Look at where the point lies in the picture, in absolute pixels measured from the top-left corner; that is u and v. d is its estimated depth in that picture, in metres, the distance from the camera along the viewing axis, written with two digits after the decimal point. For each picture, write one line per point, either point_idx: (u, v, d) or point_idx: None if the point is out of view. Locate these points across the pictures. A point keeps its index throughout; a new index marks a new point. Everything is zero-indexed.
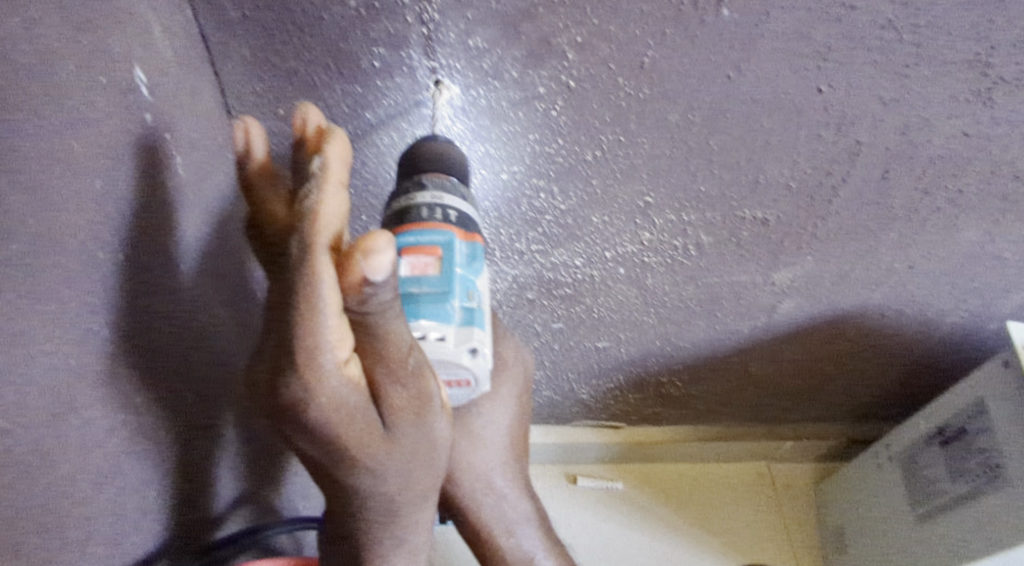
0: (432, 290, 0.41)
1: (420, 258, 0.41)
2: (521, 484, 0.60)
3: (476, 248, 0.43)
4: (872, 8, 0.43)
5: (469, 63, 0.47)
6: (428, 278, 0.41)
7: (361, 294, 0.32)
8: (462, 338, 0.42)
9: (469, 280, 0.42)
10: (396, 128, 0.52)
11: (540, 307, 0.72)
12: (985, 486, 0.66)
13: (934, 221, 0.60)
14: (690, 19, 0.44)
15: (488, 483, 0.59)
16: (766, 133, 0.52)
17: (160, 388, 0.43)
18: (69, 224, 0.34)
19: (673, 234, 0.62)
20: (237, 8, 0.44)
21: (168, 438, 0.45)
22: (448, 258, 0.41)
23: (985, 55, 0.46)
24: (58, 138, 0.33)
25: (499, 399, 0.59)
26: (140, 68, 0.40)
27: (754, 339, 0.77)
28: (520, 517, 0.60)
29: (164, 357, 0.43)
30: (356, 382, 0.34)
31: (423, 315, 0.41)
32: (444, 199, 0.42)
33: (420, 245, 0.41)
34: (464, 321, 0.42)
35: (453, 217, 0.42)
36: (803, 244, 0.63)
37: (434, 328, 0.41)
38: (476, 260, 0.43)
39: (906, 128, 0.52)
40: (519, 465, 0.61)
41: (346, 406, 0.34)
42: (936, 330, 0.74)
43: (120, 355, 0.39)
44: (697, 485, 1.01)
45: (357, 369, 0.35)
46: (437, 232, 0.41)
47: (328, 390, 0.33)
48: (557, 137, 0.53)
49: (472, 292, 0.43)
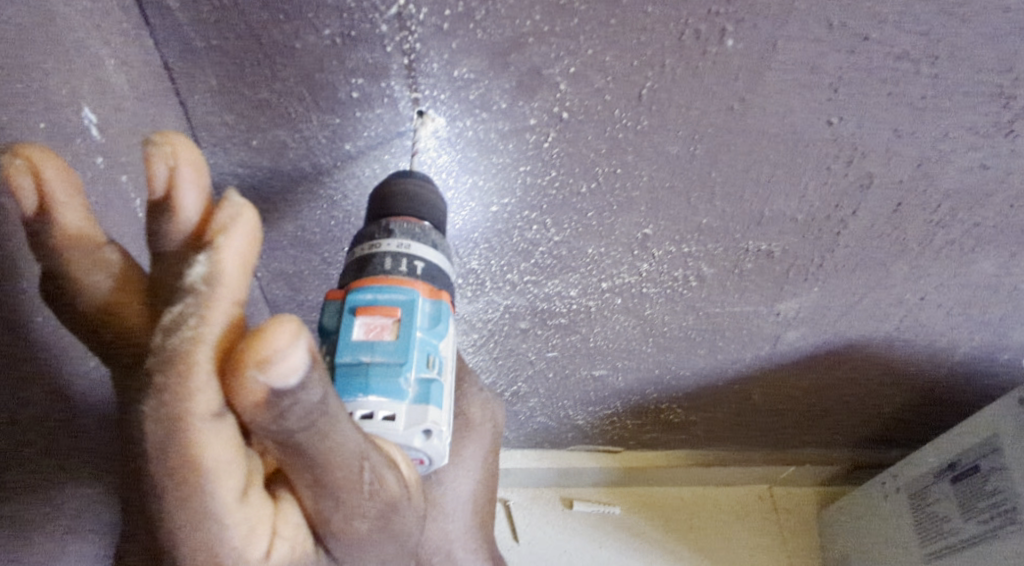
0: (385, 359, 0.36)
1: (377, 320, 0.37)
2: (484, 553, 0.57)
3: (441, 308, 0.39)
4: (889, 38, 0.40)
5: (454, 95, 0.44)
6: (382, 344, 0.37)
7: (268, 414, 0.25)
8: (415, 418, 0.36)
9: (429, 346, 0.38)
10: (377, 160, 0.49)
11: (534, 336, 0.69)
12: (1000, 529, 0.63)
13: (947, 254, 0.57)
14: (691, 50, 0.41)
15: (448, 556, 0.56)
16: (773, 165, 0.49)
17: (79, 456, 0.40)
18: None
19: (673, 266, 0.59)
20: (202, 38, 0.41)
21: (91, 504, 0.41)
22: (407, 321, 0.37)
23: (1008, 87, 0.43)
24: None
25: (462, 462, 0.56)
26: (88, 107, 0.37)
27: (757, 368, 0.74)
28: None
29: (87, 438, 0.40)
30: (290, 550, 0.28)
31: (372, 390, 0.36)
32: (411, 248, 0.40)
33: (377, 304, 0.38)
34: (419, 398, 0.36)
35: (419, 269, 0.39)
36: (810, 275, 0.60)
37: (384, 405, 0.36)
38: (441, 322, 0.39)
39: (922, 161, 0.49)
40: (483, 534, 0.58)
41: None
42: (947, 360, 0.71)
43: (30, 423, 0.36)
44: (695, 511, 0.98)
45: (288, 531, 0.28)
46: (399, 290, 0.38)
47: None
48: (549, 169, 0.49)
49: (432, 360, 0.38)
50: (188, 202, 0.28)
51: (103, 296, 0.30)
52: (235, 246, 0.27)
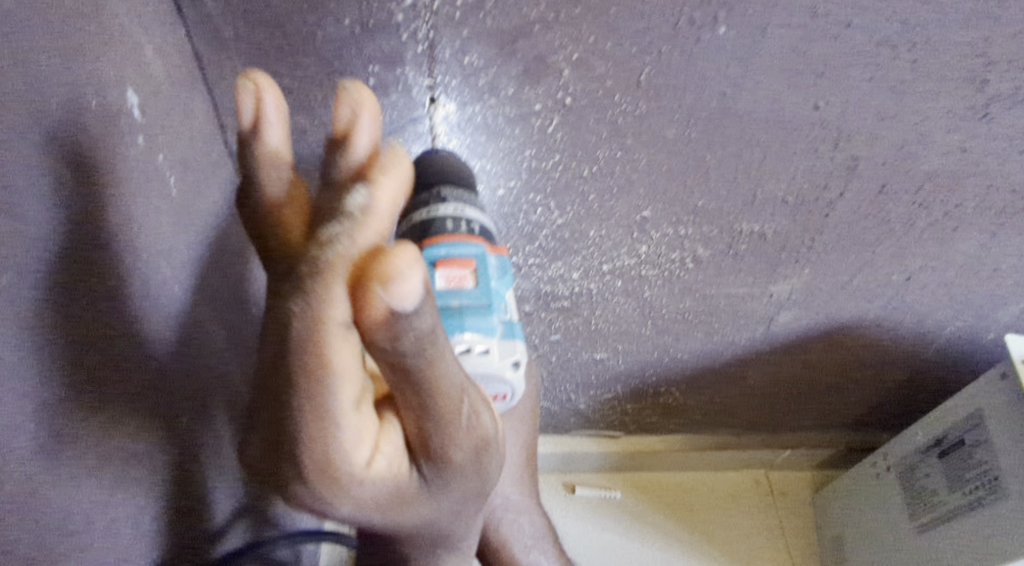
0: (473, 302, 0.40)
1: (457, 271, 0.40)
2: (530, 500, 0.64)
3: (504, 261, 0.44)
4: (868, 25, 0.43)
5: (464, 81, 0.47)
6: (467, 290, 0.40)
7: (388, 337, 0.26)
8: (506, 350, 0.41)
9: (500, 293, 0.42)
10: (391, 145, 0.52)
11: (538, 319, 0.72)
12: (985, 499, 0.66)
13: (930, 234, 0.60)
14: (686, 36, 0.44)
15: (505, 505, 0.62)
16: (764, 148, 0.52)
17: (155, 415, 0.42)
18: (55, 248, 0.33)
19: (671, 248, 0.62)
20: (231, 27, 0.43)
21: (160, 468, 0.44)
22: (483, 271, 0.41)
23: (981, 72, 0.46)
24: (39, 159, 0.33)
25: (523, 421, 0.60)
26: (134, 89, 0.40)
27: (751, 351, 0.77)
28: (535, 537, 0.63)
29: (150, 398, 0.42)
30: (389, 466, 0.30)
31: (466, 328, 0.40)
32: (466, 211, 0.43)
33: (454, 257, 0.41)
34: (504, 334, 0.42)
35: (478, 229, 0.43)
36: (801, 257, 0.63)
37: (478, 341, 0.40)
38: (506, 274, 0.43)
39: (903, 143, 0.52)
40: (530, 486, 0.63)
41: (378, 498, 0.30)
42: (933, 340, 0.74)
43: (114, 381, 0.38)
44: (694, 494, 1.01)
45: (388, 450, 0.30)
46: (469, 244, 0.41)
47: (352, 492, 0.29)
48: (553, 153, 0.52)
49: (504, 305, 0.43)
50: (361, 142, 0.33)
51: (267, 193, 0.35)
52: (389, 189, 0.29)
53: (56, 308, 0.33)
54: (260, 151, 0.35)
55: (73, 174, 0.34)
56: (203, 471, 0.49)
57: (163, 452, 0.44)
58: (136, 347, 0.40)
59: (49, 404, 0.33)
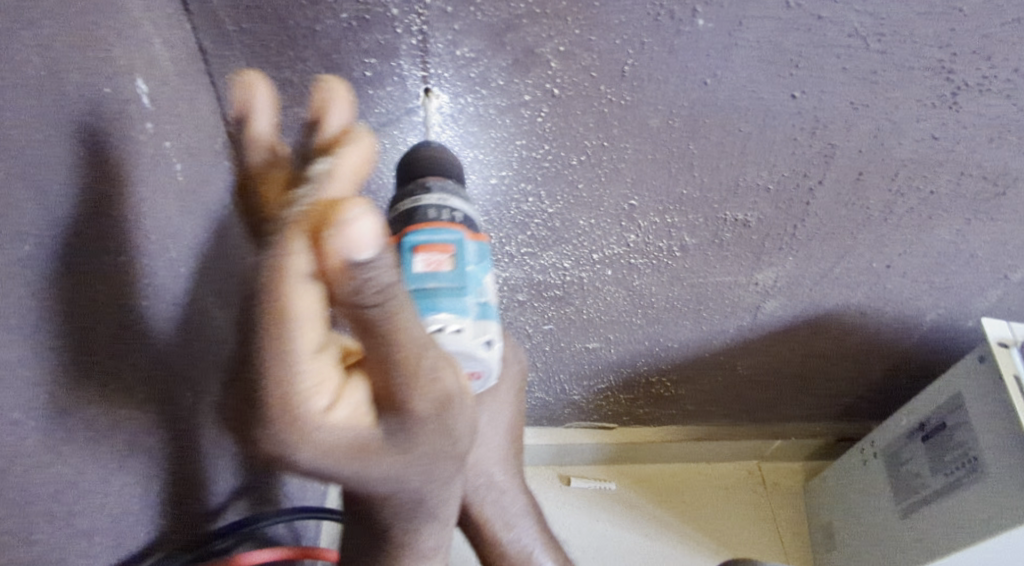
0: (448, 285, 0.43)
1: (435, 255, 0.43)
2: (518, 482, 0.64)
3: (483, 248, 0.46)
4: (839, 17, 0.45)
5: (457, 73, 0.49)
6: (444, 274, 0.43)
7: (345, 279, 0.30)
8: (479, 330, 0.43)
9: (478, 278, 0.45)
10: (387, 136, 0.54)
11: (531, 309, 0.74)
12: (965, 478, 0.68)
13: (907, 222, 0.63)
14: (667, 28, 0.46)
15: (490, 483, 0.63)
16: (744, 137, 0.54)
17: (160, 391, 0.44)
18: (65, 224, 0.35)
19: (658, 236, 0.64)
20: (235, 22, 0.46)
21: (164, 443, 0.46)
22: (460, 256, 0.44)
23: (948, 62, 0.48)
24: (52, 139, 0.35)
25: (499, 399, 0.64)
26: (144, 79, 0.42)
27: (739, 339, 0.79)
28: (519, 513, 0.63)
29: (157, 373, 0.44)
30: (350, 415, 0.33)
31: (441, 308, 0.42)
32: (449, 201, 0.45)
33: (433, 243, 0.43)
34: (478, 315, 0.44)
35: (460, 218, 0.45)
36: (784, 245, 0.65)
37: (453, 321, 0.42)
38: (484, 259, 0.46)
39: (877, 132, 0.54)
40: (517, 466, 0.65)
41: (340, 446, 0.33)
42: (916, 327, 0.77)
43: (123, 354, 0.40)
44: (687, 485, 1.03)
45: (350, 402, 0.33)
46: (448, 231, 0.44)
47: (313, 435, 0.32)
48: (543, 143, 0.55)
49: (482, 290, 0.45)
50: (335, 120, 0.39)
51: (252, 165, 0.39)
52: (352, 158, 0.34)
53: (64, 279, 0.35)
54: (248, 132, 0.39)
55: (89, 156, 0.37)
56: (205, 447, 0.51)
57: (168, 427, 0.46)
58: (144, 324, 0.42)
59: (57, 369, 0.35)
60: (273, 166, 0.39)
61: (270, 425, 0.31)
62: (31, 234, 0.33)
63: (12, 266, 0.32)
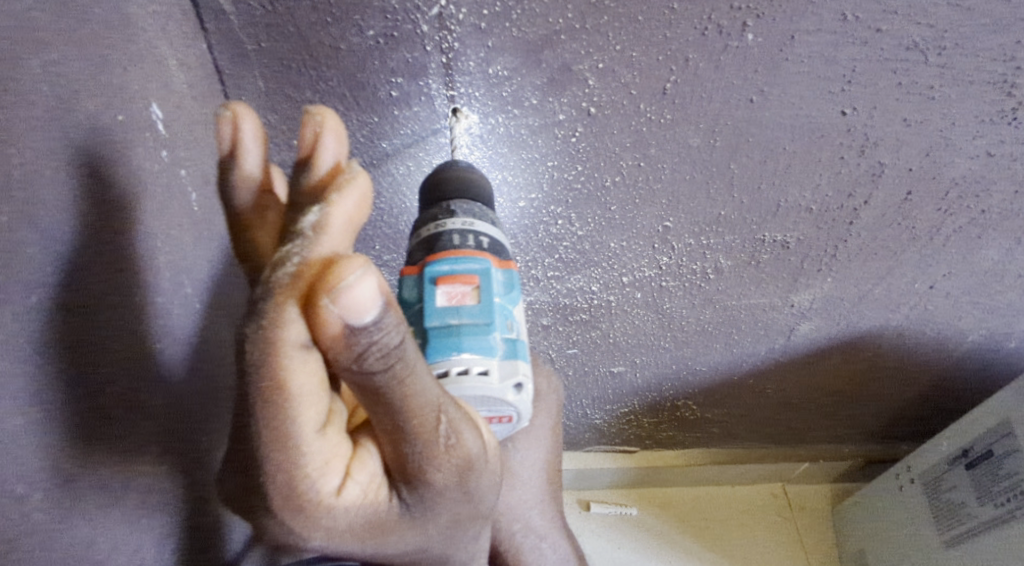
0: (473, 320, 0.39)
1: (458, 287, 0.40)
2: (558, 522, 0.61)
3: (512, 276, 0.42)
4: (898, 29, 0.43)
5: (488, 91, 0.46)
6: (467, 308, 0.40)
7: (347, 350, 0.27)
8: (507, 371, 0.40)
9: (506, 311, 0.41)
10: (412, 158, 0.51)
11: (555, 333, 0.71)
12: (1016, 510, 0.64)
13: (954, 242, 0.60)
14: (715, 42, 0.44)
15: (527, 525, 0.60)
16: (789, 156, 0.51)
17: (174, 439, 0.41)
18: (68, 263, 0.32)
19: (692, 258, 0.61)
20: (254, 40, 0.43)
21: (179, 496, 0.42)
22: (486, 287, 0.40)
23: (1010, 76, 0.45)
24: (55, 171, 0.32)
25: (535, 433, 0.59)
26: (158, 103, 0.39)
27: (771, 362, 0.76)
28: (559, 559, 0.60)
29: (170, 420, 0.41)
30: (362, 492, 0.30)
31: (464, 348, 0.39)
32: (475, 225, 0.42)
33: (456, 273, 0.40)
34: (507, 354, 0.40)
35: (486, 243, 0.42)
36: (823, 266, 0.62)
37: (477, 361, 0.39)
38: (514, 289, 0.42)
39: (929, 150, 0.51)
40: (557, 503, 0.62)
41: (353, 524, 0.30)
42: (956, 348, 0.74)
43: (136, 402, 0.37)
44: (712, 510, 1.00)
45: (362, 477, 0.31)
46: (473, 260, 0.41)
47: (323, 519, 0.30)
48: (576, 163, 0.52)
49: (511, 323, 0.41)
50: (326, 160, 0.36)
51: (243, 209, 0.38)
52: (346, 206, 0.30)
53: (68, 325, 0.32)
54: (236, 173, 0.37)
55: (98, 191, 0.34)
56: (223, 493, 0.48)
57: (185, 476, 0.43)
58: (158, 368, 0.39)
59: (65, 424, 0.32)
60: (262, 208, 0.38)
61: (277, 508, 0.29)
62: (27, 275, 0.30)
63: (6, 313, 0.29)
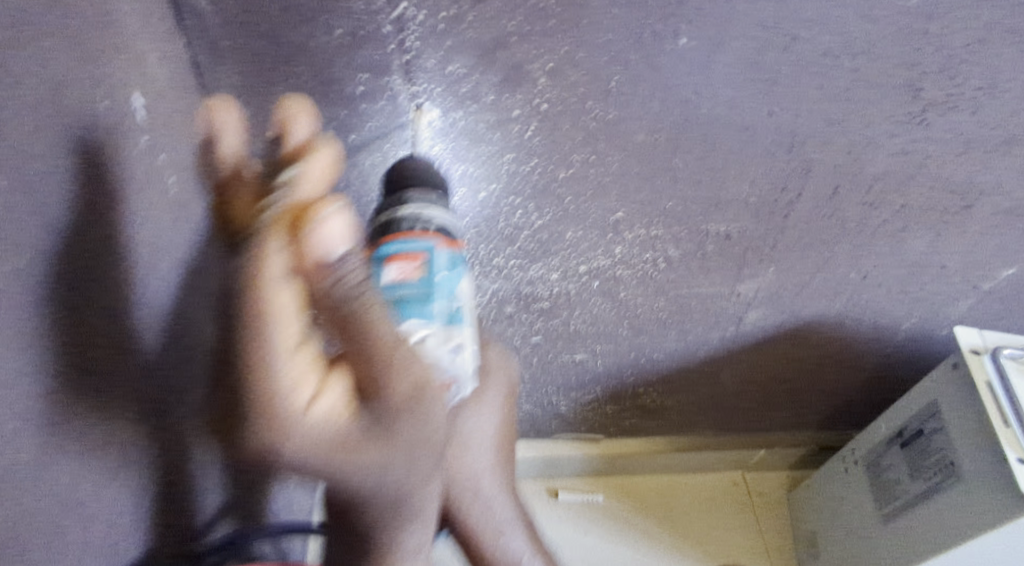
0: (415, 293, 0.43)
1: (404, 265, 0.43)
2: (505, 486, 0.62)
3: (457, 255, 0.46)
4: (815, 37, 0.47)
5: (447, 88, 0.50)
6: (412, 283, 0.43)
7: (324, 273, 0.31)
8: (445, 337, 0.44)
9: (450, 286, 0.45)
10: (377, 150, 0.55)
11: (518, 320, 0.75)
12: (942, 482, 0.70)
13: (882, 234, 0.65)
14: (651, 46, 0.48)
15: (476, 490, 0.60)
16: (726, 152, 0.56)
17: (149, 403, 0.45)
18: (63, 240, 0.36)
19: (644, 248, 0.66)
20: (228, 35, 0.47)
21: (150, 456, 0.46)
22: (429, 265, 0.44)
23: (917, 80, 0.50)
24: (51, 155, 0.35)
25: (485, 402, 0.61)
26: (141, 96, 0.43)
27: (724, 349, 0.81)
28: (506, 519, 0.62)
29: (148, 386, 0.45)
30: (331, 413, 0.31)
31: (407, 317, 0.43)
32: (426, 212, 0.45)
33: (404, 252, 0.44)
34: (445, 322, 0.44)
35: (434, 227, 0.45)
36: (765, 256, 0.67)
37: (419, 328, 0.43)
38: (458, 267, 0.46)
39: (853, 148, 0.56)
40: (506, 468, 0.63)
41: (323, 443, 0.31)
42: (892, 336, 0.79)
43: (113, 368, 0.41)
44: (674, 496, 1.04)
45: (332, 397, 0.31)
46: (418, 240, 0.44)
47: (294, 433, 0.30)
48: (530, 157, 0.56)
49: (453, 296, 0.45)
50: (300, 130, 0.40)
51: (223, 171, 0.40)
52: (318, 165, 0.36)
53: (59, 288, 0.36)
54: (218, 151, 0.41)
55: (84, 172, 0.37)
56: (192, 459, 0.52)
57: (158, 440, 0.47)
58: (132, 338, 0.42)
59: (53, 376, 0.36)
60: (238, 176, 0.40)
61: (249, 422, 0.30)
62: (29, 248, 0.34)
63: (13, 280, 0.33)
